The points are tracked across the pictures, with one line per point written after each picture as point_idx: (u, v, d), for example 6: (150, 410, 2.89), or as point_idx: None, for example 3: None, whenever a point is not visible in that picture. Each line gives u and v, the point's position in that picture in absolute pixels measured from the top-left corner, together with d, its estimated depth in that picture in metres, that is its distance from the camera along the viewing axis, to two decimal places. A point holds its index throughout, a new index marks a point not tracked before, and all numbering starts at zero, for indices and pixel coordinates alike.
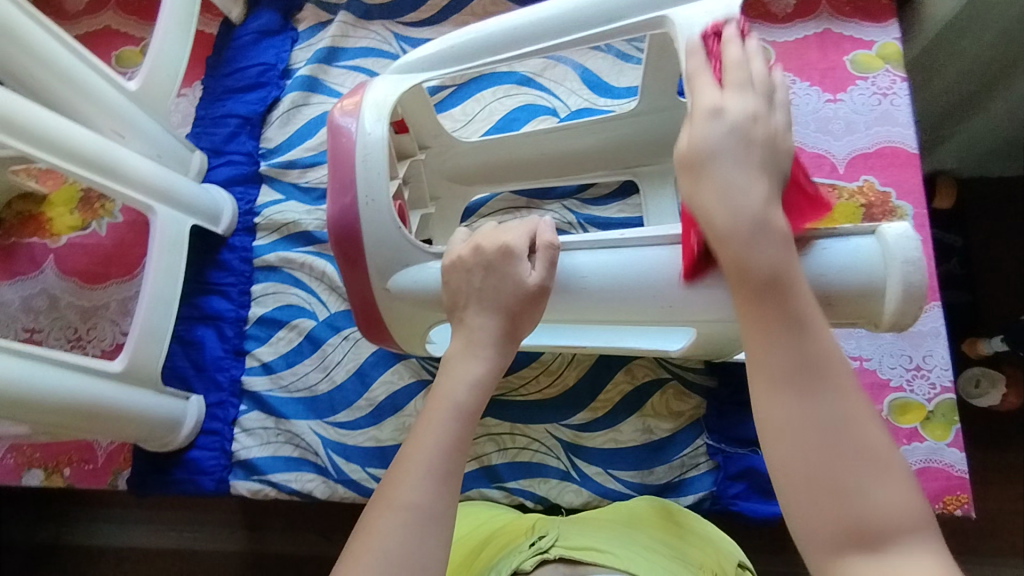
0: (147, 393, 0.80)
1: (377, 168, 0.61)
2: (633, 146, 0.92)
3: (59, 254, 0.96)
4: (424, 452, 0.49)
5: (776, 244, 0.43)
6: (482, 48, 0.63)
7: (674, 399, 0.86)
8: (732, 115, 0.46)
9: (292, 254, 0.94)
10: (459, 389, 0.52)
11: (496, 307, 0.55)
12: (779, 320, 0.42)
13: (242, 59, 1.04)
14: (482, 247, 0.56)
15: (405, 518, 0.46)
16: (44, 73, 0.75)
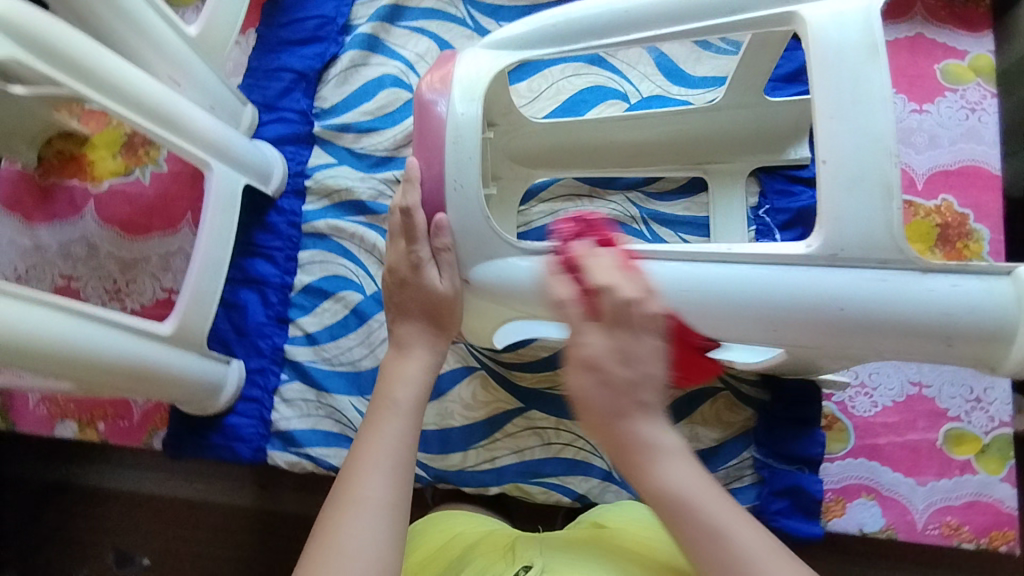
0: (192, 356, 0.77)
1: (467, 152, 0.56)
2: (707, 142, 0.88)
3: (101, 200, 0.93)
4: (376, 444, 0.54)
5: (668, 464, 0.50)
6: (583, 31, 0.58)
7: (725, 409, 0.84)
8: (606, 369, 0.49)
9: (343, 222, 0.90)
10: (400, 389, 0.59)
11: (421, 314, 0.61)
12: (698, 537, 0.47)
13: (300, 9, 0.98)
14: (394, 267, 0.61)
15: (359, 510, 0.50)
16: (104, 11, 0.71)
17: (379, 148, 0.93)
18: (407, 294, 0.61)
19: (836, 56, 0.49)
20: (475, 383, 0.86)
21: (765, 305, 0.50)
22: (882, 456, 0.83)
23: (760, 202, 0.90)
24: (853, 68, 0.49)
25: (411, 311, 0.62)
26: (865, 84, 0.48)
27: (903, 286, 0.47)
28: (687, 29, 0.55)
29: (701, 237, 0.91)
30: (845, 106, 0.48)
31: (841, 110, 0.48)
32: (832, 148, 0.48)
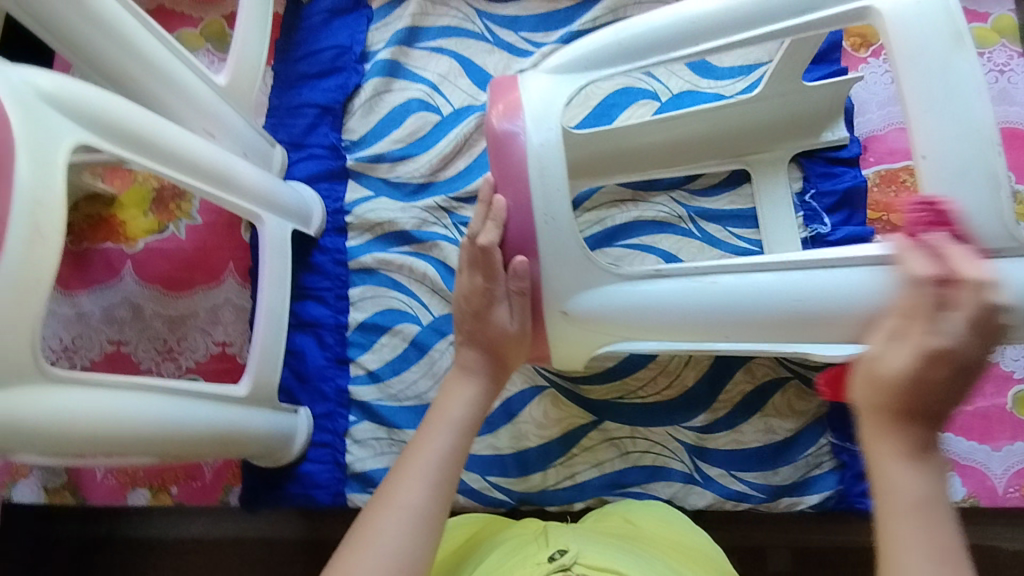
0: (267, 412, 0.76)
1: (555, 181, 0.55)
2: (750, 133, 0.87)
3: (138, 260, 0.90)
4: (425, 458, 0.57)
5: (908, 466, 0.43)
6: (650, 48, 0.57)
7: (796, 398, 0.84)
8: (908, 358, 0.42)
9: (390, 254, 0.89)
10: (455, 408, 0.60)
11: (484, 345, 0.61)
12: (933, 541, 0.41)
13: (314, 41, 0.96)
14: (466, 297, 0.61)
15: (400, 516, 0.53)
16: (134, 67, 0.67)
17: (416, 175, 0.92)
18: (477, 326, 0.61)
19: (919, 49, 0.49)
20: (546, 402, 0.86)
21: (872, 303, 0.51)
22: (954, 426, 0.84)
23: (805, 187, 0.89)
24: (939, 60, 0.49)
25: (485, 343, 0.61)
26: (957, 76, 0.48)
27: (1015, 274, 0.48)
28: (757, 33, 0.54)
29: (751, 229, 0.90)
30: (937, 98, 0.48)
31: (933, 104, 0.48)
32: (930, 143, 0.48)
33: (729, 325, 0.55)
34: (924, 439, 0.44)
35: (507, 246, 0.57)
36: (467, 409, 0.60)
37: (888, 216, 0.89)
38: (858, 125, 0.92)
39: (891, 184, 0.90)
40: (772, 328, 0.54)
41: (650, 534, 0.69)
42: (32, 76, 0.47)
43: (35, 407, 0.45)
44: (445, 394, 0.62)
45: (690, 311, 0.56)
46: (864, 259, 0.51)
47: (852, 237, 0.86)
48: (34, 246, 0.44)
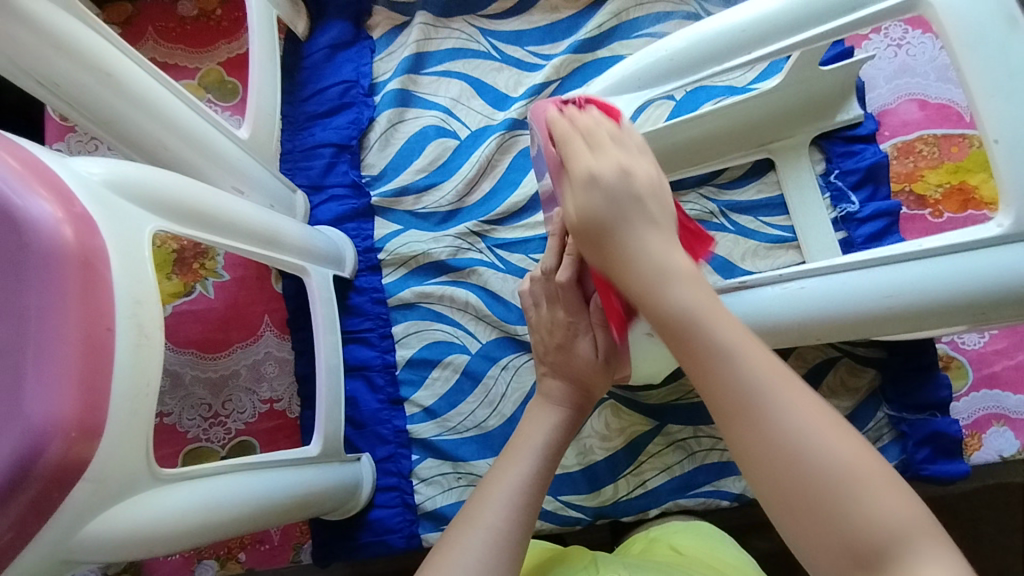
0: (336, 465, 0.74)
1: None
2: (771, 123, 0.88)
3: (168, 325, 0.87)
4: (508, 481, 0.55)
5: (680, 287, 0.41)
6: (702, 60, 0.57)
7: (848, 375, 0.87)
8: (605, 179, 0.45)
9: (428, 286, 0.88)
10: (539, 433, 0.60)
11: (569, 377, 0.62)
12: (763, 444, 0.35)
13: (319, 79, 0.94)
14: (548, 331, 0.62)
15: (486, 537, 0.51)
16: (162, 132, 0.64)
17: (443, 203, 0.90)
18: (558, 359, 0.62)
19: (975, 35, 0.50)
20: (606, 412, 0.86)
21: (960, 287, 0.52)
22: (1001, 382, 0.86)
23: (828, 168, 0.91)
24: (996, 42, 0.50)
25: (569, 375, 0.61)
26: (1015, 58, 0.50)
27: None
28: (810, 34, 0.54)
29: (782, 215, 0.91)
30: (1000, 80, 0.50)
31: (998, 85, 0.50)
32: (999, 124, 0.50)
33: (819, 325, 0.56)
34: (682, 261, 0.43)
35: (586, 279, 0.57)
36: (550, 433, 0.60)
37: (909, 187, 0.91)
38: (871, 101, 0.95)
39: (907, 155, 0.92)
40: (862, 323, 0.55)
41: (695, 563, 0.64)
42: (87, 167, 0.44)
43: (152, 513, 0.43)
44: (526, 422, 0.62)
45: (782, 319, 0.57)
46: (950, 245, 0.52)
47: (880, 213, 0.87)
48: (142, 348, 0.41)
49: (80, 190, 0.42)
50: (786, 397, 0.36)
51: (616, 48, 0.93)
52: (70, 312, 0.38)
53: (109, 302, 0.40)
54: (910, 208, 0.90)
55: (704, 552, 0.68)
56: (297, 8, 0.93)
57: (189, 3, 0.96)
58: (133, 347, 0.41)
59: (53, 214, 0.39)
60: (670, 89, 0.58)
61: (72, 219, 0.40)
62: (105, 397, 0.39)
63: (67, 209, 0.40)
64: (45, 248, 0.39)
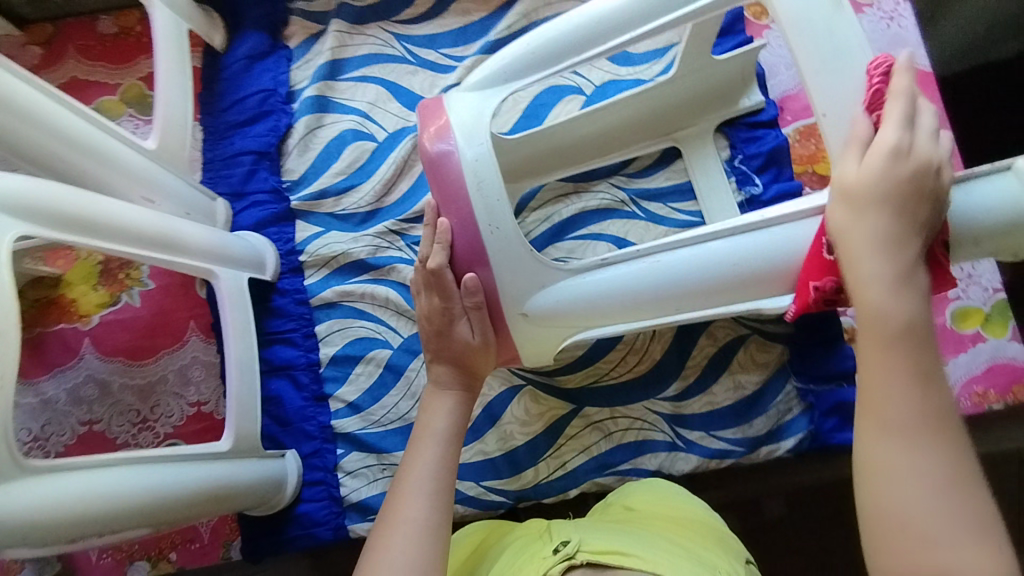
0: (252, 461, 0.77)
1: (493, 192, 0.58)
2: (673, 111, 0.91)
3: (95, 335, 0.90)
4: (417, 474, 0.60)
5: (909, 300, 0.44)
6: (560, 54, 0.60)
7: (758, 351, 0.88)
8: (912, 158, 0.47)
9: (349, 285, 0.90)
10: (437, 419, 0.64)
11: (454, 359, 0.65)
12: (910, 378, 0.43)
13: (237, 90, 0.96)
14: (428, 317, 0.65)
15: (406, 531, 0.57)
16: (57, 144, 0.65)
17: (362, 204, 0.93)
18: (444, 343, 0.65)
19: (803, 17, 0.53)
20: (526, 399, 0.88)
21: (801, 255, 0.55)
22: None
23: (733, 153, 0.94)
24: (822, 21, 0.53)
25: (452, 357, 0.65)
26: (841, 34, 0.53)
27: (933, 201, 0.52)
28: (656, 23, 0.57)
29: (690, 201, 0.95)
30: (829, 57, 0.53)
31: (825, 63, 0.53)
32: (827, 98, 0.53)
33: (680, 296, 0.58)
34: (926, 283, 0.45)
35: (457, 263, 0.61)
36: (449, 419, 0.64)
37: (811, 168, 0.95)
38: (774, 87, 0.98)
39: (809, 139, 0.95)
40: (717, 288, 0.57)
41: (648, 515, 0.69)
42: None
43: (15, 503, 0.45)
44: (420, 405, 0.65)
45: (643, 289, 0.59)
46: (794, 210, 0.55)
47: (785, 192, 0.92)
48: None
49: None
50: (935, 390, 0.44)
51: None
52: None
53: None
54: (812, 187, 0.94)
55: (659, 505, 0.71)
56: (213, 21, 0.96)
57: (109, 22, 0.98)
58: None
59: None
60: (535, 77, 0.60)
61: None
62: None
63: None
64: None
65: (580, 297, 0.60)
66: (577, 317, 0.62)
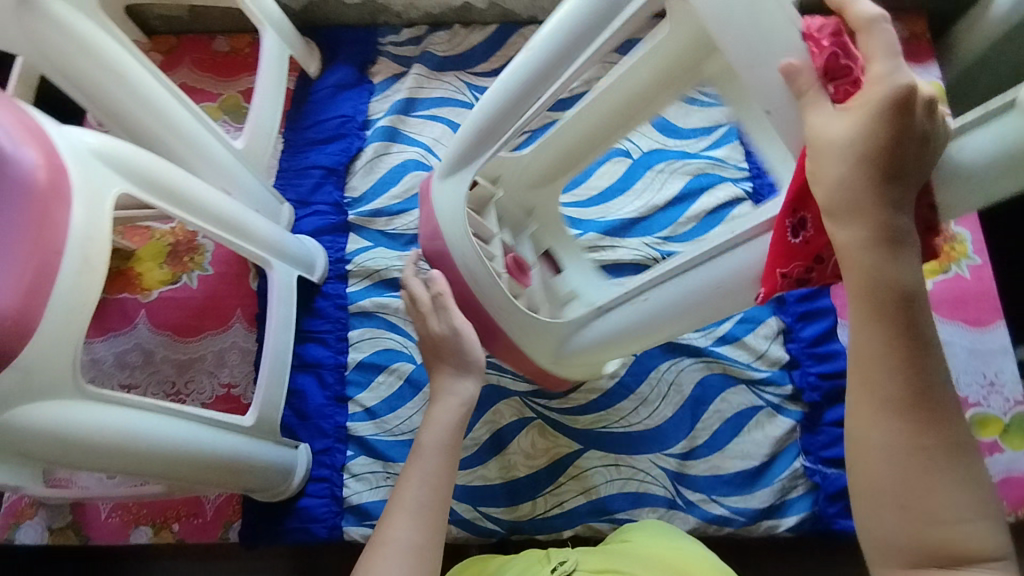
0: (269, 444, 0.81)
1: (458, 222, 0.70)
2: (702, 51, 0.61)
3: (151, 308, 0.97)
4: (411, 492, 0.64)
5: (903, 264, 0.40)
6: (504, 122, 0.63)
7: (769, 424, 0.89)
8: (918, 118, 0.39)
9: (386, 299, 0.96)
10: (435, 438, 0.68)
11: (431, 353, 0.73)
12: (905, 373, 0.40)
13: (321, 112, 1.08)
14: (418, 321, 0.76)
15: (394, 546, 0.60)
16: (161, 129, 0.76)
17: (412, 227, 1.01)
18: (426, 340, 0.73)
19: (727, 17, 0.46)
20: (533, 432, 0.91)
21: None
22: None
23: None
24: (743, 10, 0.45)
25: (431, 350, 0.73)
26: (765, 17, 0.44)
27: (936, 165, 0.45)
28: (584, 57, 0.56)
29: None
30: (757, 50, 0.45)
31: (754, 55, 0.45)
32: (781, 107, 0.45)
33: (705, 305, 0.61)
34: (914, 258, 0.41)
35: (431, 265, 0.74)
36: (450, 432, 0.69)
37: None
38: None
39: None
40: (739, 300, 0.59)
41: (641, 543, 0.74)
42: (82, 137, 0.55)
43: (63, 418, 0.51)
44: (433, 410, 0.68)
45: (628, 332, 0.68)
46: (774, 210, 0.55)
47: None
48: (83, 274, 0.51)
49: (65, 149, 0.53)
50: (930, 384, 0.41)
51: None
52: (28, 231, 0.48)
53: (63, 232, 0.50)
54: None
55: (659, 546, 0.73)
56: (312, 52, 1.08)
57: (224, 42, 1.12)
58: (76, 273, 0.50)
59: (34, 158, 0.50)
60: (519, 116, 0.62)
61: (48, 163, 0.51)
62: (43, 304, 0.48)
63: (47, 158, 0.51)
64: (20, 181, 0.49)
65: (587, 342, 0.72)
66: (597, 351, 0.72)
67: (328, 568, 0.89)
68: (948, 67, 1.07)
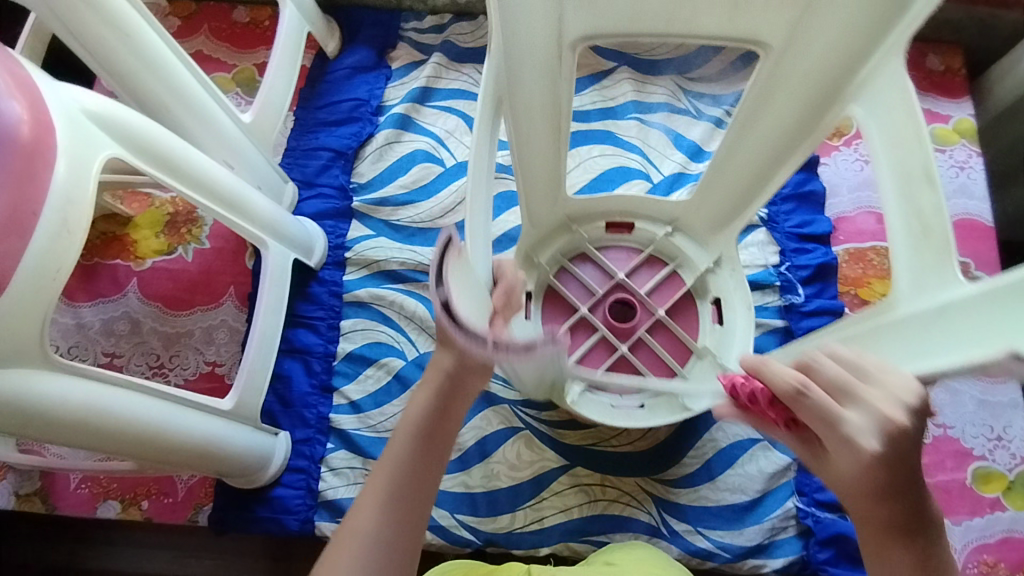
0: (247, 429, 0.78)
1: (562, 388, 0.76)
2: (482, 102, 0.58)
3: (143, 277, 0.95)
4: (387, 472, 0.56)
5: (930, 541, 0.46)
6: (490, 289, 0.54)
7: (763, 459, 0.86)
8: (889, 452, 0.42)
9: (382, 290, 0.94)
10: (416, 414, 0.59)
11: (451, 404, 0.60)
12: None
13: (335, 93, 1.05)
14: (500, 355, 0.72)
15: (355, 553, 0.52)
16: (166, 95, 0.73)
17: (416, 221, 0.98)
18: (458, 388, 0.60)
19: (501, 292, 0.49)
20: (520, 443, 0.88)
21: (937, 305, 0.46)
22: None
23: (780, 261, 0.96)
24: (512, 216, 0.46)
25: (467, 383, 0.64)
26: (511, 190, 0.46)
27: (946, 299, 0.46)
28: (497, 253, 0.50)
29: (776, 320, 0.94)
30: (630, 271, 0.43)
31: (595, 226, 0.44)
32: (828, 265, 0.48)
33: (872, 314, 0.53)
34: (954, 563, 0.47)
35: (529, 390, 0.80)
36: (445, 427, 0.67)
37: (855, 290, 0.96)
38: (830, 206, 1.00)
39: (859, 262, 0.97)
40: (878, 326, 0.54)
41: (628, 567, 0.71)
42: (77, 96, 0.53)
43: (22, 387, 0.48)
44: None
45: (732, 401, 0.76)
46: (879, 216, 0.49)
47: (824, 310, 0.92)
48: (59, 239, 0.48)
49: (54, 106, 0.50)
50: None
51: (608, 125, 1.04)
52: (5, 189, 0.45)
53: (42, 192, 0.47)
54: (852, 309, 0.94)
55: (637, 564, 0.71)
56: (332, 30, 1.06)
57: (244, 12, 1.10)
58: (51, 237, 0.47)
59: (19, 113, 0.47)
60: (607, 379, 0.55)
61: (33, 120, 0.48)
62: (14, 267, 0.46)
63: (32, 112, 0.48)
64: (2, 136, 0.46)
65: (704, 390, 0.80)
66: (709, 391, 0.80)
67: (299, 561, 0.87)
68: (980, 110, 1.05)
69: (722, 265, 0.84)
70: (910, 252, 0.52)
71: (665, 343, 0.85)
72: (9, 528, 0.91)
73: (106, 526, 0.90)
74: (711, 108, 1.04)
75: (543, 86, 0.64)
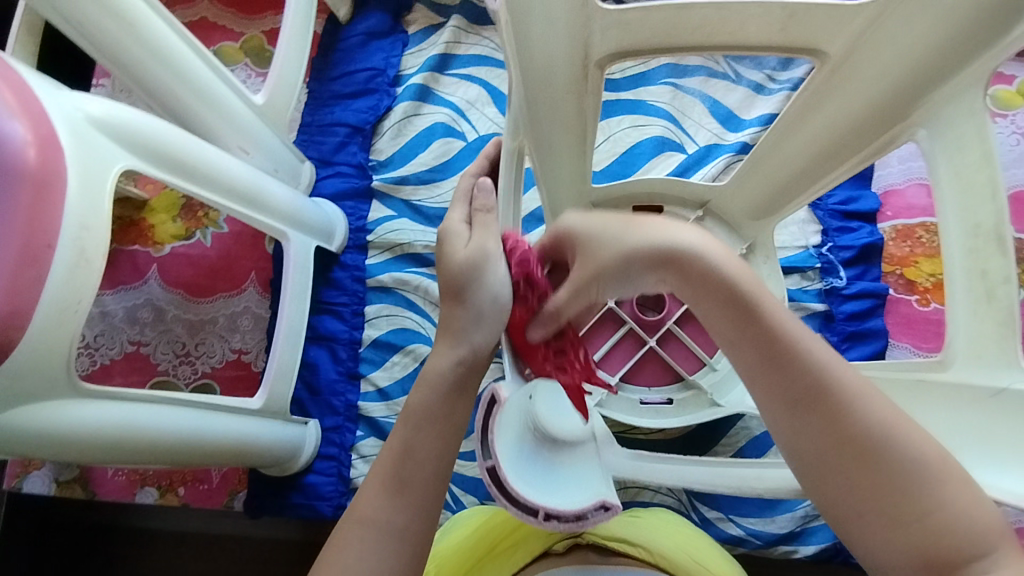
0: (277, 424, 0.77)
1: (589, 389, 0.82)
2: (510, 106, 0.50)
3: (163, 263, 0.93)
4: None
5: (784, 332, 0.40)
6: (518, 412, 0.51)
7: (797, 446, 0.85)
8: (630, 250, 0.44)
9: (406, 275, 0.91)
10: None
11: None
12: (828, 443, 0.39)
13: (350, 62, 0.99)
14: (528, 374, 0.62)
15: None
16: (173, 82, 0.69)
17: (439, 200, 0.94)
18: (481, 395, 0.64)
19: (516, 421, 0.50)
20: None
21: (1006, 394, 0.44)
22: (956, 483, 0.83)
23: (821, 241, 0.92)
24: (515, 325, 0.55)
25: None
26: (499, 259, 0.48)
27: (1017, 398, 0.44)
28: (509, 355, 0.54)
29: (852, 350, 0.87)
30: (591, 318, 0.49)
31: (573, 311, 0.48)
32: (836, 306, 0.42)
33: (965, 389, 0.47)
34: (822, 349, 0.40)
35: None
36: None
37: (900, 270, 0.90)
38: (878, 178, 0.94)
39: (905, 239, 0.91)
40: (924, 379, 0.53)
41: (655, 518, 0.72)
42: (81, 104, 0.49)
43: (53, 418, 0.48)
44: None
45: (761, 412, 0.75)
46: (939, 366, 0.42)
47: (866, 293, 0.88)
48: (78, 269, 0.46)
49: (57, 118, 0.47)
50: (901, 430, 0.38)
51: (639, 92, 0.98)
52: (17, 220, 0.43)
53: (56, 220, 0.45)
54: (897, 291, 0.90)
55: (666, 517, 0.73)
56: None
57: None
58: (69, 267, 0.45)
59: (22, 133, 0.44)
60: (663, 482, 0.60)
61: (38, 141, 0.45)
62: (33, 304, 0.43)
63: (34, 131, 0.45)
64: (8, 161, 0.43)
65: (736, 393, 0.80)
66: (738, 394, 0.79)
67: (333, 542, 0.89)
68: None
69: (756, 251, 0.78)
70: (968, 318, 0.49)
71: (693, 335, 0.85)
72: (52, 513, 0.93)
73: (143, 509, 0.92)
74: (752, 71, 0.96)
75: (569, 104, 0.57)
